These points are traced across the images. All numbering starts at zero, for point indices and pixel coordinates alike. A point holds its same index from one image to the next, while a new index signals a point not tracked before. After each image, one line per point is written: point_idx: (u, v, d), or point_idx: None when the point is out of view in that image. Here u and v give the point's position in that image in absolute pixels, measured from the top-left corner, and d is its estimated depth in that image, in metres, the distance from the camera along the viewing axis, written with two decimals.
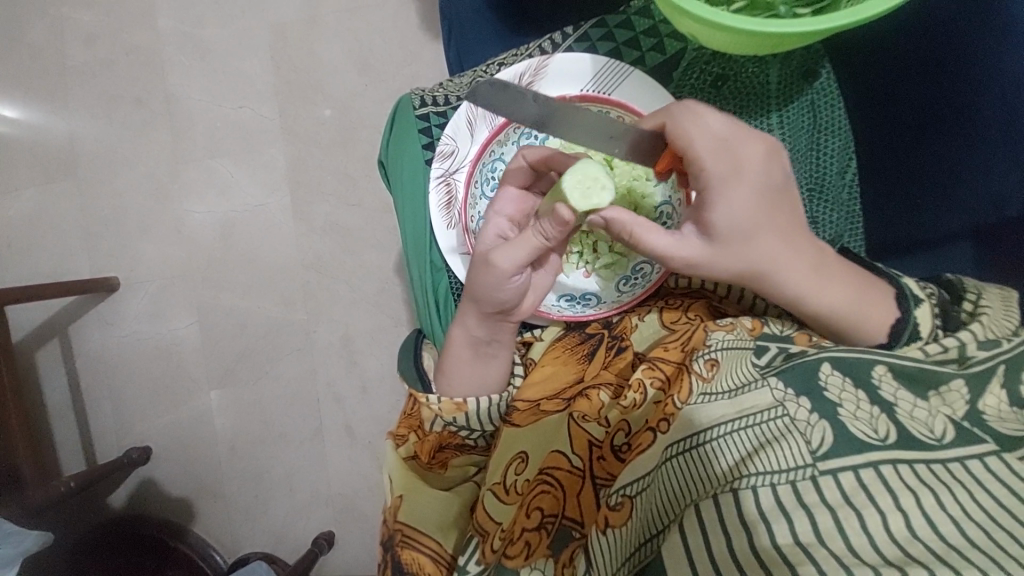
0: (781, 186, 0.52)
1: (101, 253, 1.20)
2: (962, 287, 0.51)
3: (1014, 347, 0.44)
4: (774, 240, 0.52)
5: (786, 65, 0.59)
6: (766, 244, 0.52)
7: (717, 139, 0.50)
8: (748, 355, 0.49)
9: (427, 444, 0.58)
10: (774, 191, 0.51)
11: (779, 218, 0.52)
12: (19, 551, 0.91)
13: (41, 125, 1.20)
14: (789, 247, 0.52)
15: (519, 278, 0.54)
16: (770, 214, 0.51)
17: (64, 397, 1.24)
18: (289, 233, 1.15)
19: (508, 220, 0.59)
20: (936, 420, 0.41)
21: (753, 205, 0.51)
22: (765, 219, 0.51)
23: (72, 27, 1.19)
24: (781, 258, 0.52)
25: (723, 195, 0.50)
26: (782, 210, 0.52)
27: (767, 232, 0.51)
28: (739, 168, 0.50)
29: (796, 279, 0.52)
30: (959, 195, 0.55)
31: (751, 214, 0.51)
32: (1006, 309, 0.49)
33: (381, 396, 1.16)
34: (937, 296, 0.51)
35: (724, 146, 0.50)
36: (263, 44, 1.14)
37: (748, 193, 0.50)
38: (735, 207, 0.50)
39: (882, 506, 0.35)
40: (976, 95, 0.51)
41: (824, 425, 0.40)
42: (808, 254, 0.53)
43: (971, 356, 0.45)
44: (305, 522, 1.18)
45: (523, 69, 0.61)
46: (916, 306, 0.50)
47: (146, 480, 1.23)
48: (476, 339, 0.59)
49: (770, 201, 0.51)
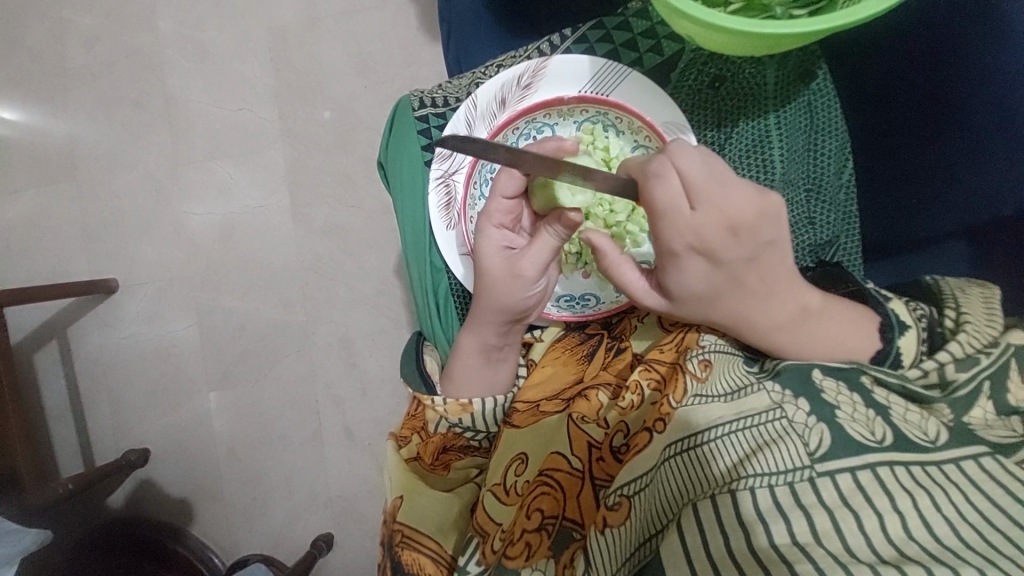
0: (748, 254, 0.50)
1: (99, 255, 1.20)
2: (940, 290, 0.52)
3: (992, 361, 0.44)
4: (743, 296, 0.51)
5: (782, 66, 0.60)
6: (729, 304, 0.51)
7: (682, 210, 0.48)
8: (738, 360, 0.50)
9: (430, 445, 0.59)
10: (737, 261, 0.50)
11: (746, 280, 0.51)
12: (17, 549, 0.91)
13: (40, 127, 1.20)
14: (761, 303, 0.51)
15: (539, 284, 0.57)
16: (735, 277, 0.51)
17: (62, 399, 1.24)
18: (288, 235, 1.16)
19: (499, 229, 0.57)
20: (930, 424, 0.41)
21: (712, 272, 0.50)
22: (726, 284, 0.51)
23: (71, 29, 1.19)
24: (750, 312, 0.51)
25: (679, 263, 0.50)
26: (750, 274, 0.51)
27: (728, 294, 0.51)
28: (701, 239, 0.49)
29: (763, 327, 0.52)
30: (953, 196, 0.55)
31: (709, 279, 0.51)
32: (988, 314, 0.48)
33: (380, 398, 1.16)
34: (927, 317, 0.50)
35: (686, 218, 0.48)
36: (262, 46, 1.15)
37: (705, 260, 0.50)
38: (689, 274, 0.50)
39: (878, 506, 0.35)
40: (968, 98, 0.51)
41: (821, 427, 0.40)
42: (784, 309, 0.52)
43: (952, 381, 0.45)
44: (303, 524, 1.18)
45: (521, 71, 0.62)
46: (901, 337, 0.49)
47: (144, 482, 1.23)
48: (488, 347, 0.59)
49: (733, 268, 0.50)
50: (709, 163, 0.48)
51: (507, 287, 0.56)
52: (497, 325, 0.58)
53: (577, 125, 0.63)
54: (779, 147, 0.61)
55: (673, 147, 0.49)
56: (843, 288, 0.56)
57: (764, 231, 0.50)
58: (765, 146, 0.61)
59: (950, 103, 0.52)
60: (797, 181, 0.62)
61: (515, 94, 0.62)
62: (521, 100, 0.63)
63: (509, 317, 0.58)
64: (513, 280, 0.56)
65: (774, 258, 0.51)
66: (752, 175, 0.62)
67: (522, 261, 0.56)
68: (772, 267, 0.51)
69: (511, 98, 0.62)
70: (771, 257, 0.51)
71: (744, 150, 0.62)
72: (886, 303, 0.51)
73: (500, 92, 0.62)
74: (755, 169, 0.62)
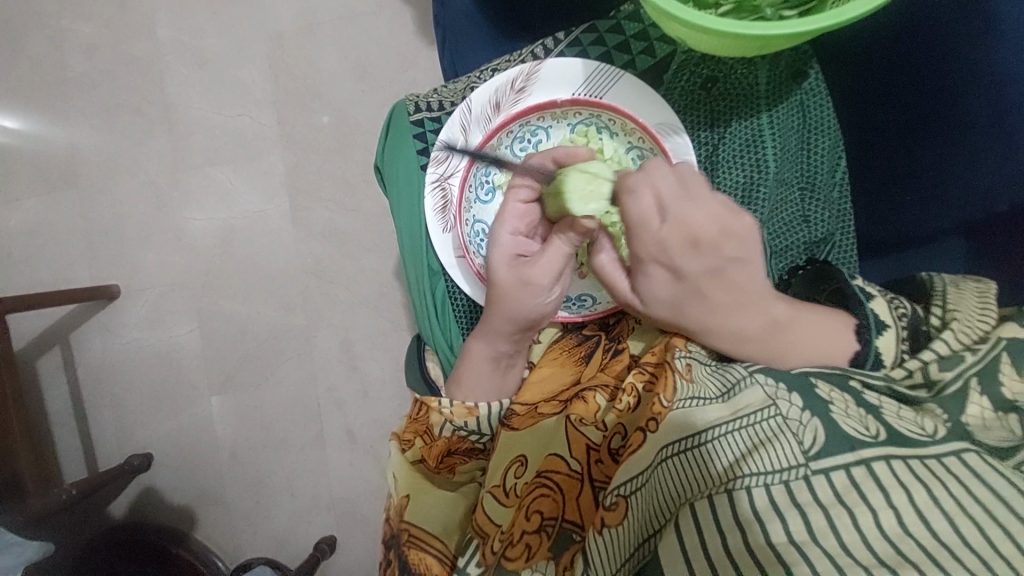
0: (712, 267, 0.53)
1: (101, 261, 1.20)
2: (931, 287, 0.52)
3: (980, 357, 0.44)
4: (708, 309, 0.53)
5: (774, 67, 0.60)
6: (694, 313, 0.53)
7: (651, 222, 0.52)
8: (719, 365, 0.50)
9: (435, 449, 0.59)
10: (700, 275, 0.53)
11: (710, 292, 0.53)
12: (20, 561, 0.91)
13: (41, 136, 1.21)
14: (728, 313, 0.53)
15: (555, 290, 0.59)
16: (699, 288, 0.53)
17: (65, 405, 1.24)
18: (288, 239, 1.16)
19: (513, 235, 0.60)
20: (925, 420, 0.41)
21: (676, 282, 0.53)
22: (690, 296, 0.53)
23: (70, 37, 1.19)
24: (717, 321, 0.53)
25: (644, 271, 0.54)
26: (715, 287, 0.53)
27: (694, 304, 0.53)
28: (665, 251, 0.52)
29: (731, 335, 0.53)
30: (950, 195, 0.55)
31: (673, 290, 0.53)
32: (980, 304, 0.48)
33: (381, 401, 1.16)
34: (908, 316, 0.50)
35: (652, 231, 0.52)
36: (261, 52, 1.15)
37: (669, 270, 0.53)
38: (654, 282, 0.54)
39: (873, 504, 0.36)
40: (960, 94, 0.52)
41: (815, 424, 0.40)
42: (752, 320, 0.52)
43: (938, 380, 0.44)
44: (306, 528, 1.18)
45: (515, 75, 0.62)
46: (879, 336, 0.49)
47: (147, 487, 1.23)
48: (498, 354, 0.60)
49: (697, 280, 0.53)
50: (679, 179, 0.52)
51: (523, 292, 0.58)
52: (510, 331, 0.59)
53: (571, 127, 0.64)
54: (772, 145, 0.61)
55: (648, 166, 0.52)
56: (827, 288, 0.56)
57: (727, 247, 0.53)
58: (757, 145, 0.61)
59: (948, 97, 0.53)
60: (790, 180, 0.61)
61: (509, 97, 0.63)
62: (514, 103, 0.63)
63: (522, 325, 0.59)
64: (528, 286, 0.58)
65: (739, 273, 0.53)
66: (744, 175, 0.62)
67: (534, 266, 0.58)
68: (736, 280, 0.53)
69: (506, 102, 0.63)
70: (739, 272, 0.53)
71: (737, 151, 0.62)
72: (866, 302, 0.51)
73: (494, 96, 0.63)
74: (748, 168, 0.61)
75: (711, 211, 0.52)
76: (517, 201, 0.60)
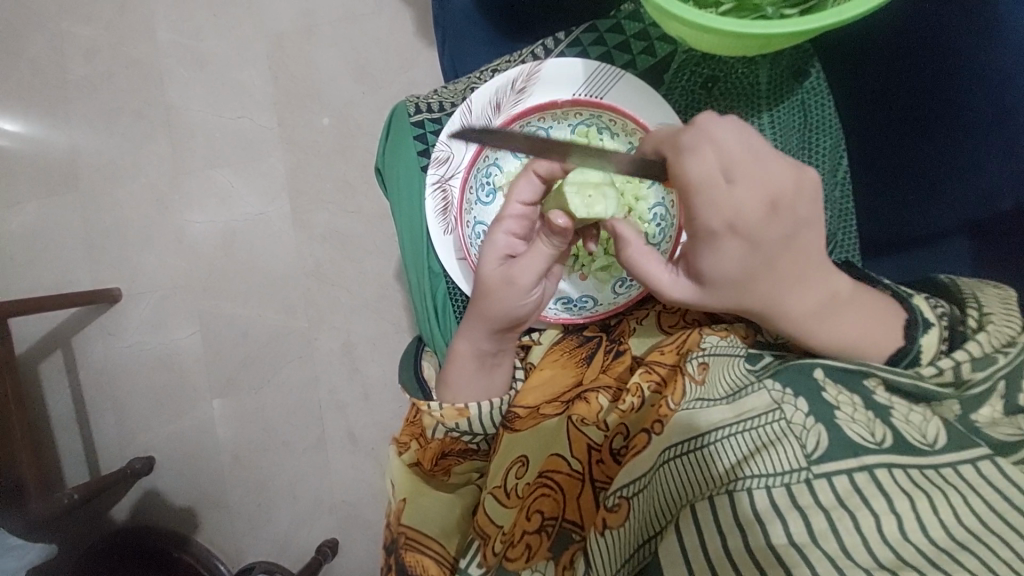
0: (787, 233, 0.49)
1: (102, 264, 1.20)
2: (959, 291, 0.50)
3: (1010, 361, 0.44)
4: (777, 283, 0.50)
5: (775, 66, 0.60)
6: (762, 287, 0.50)
7: (717, 185, 0.48)
8: (739, 359, 0.50)
9: (430, 450, 0.58)
10: (773, 242, 0.49)
11: (780, 264, 0.50)
12: (23, 563, 0.92)
13: (42, 140, 1.21)
14: (790, 289, 0.50)
15: (535, 292, 0.57)
16: (770, 260, 0.49)
17: (67, 408, 1.24)
18: (289, 242, 1.16)
19: (508, 235, 0.58)
20: (929, 426, 0.41)
21: (750, 253, 0.49)
22: (761, 267, 0.49)
23: (71, 41, 1.20)
24: (781, 299, 0.50)
25: (714, 244, 0.49)
26: (785, 257, 0.49)
27: (765, 277, 0.49)
28: (739, 216, 0.48)
29: (790, 317, 0.50)
30: (954, 192, 0.55)
31: (744, 262, 0.49)
32: (1005, 311, 0.48)
33: (383, 403, 1.16)
34: (949, 315, 0.49)
35: (721, 194, 0.48)
36: (261, 55, 1.15)
37: (743, 240, 0.49)
38: (726, 254, 0.49)
39: (875, 508, 0.35)
40: (960, 94, 0.51)
41: (819, 428, 0.40)
42: (813, 296, 0.50)
43: (967, 380, 0.44)
44: (309, 529, 1.18)
45: (515, 75, 0.62)
46: (924, 334, 0.48)
47: (149, 490, 1.23)
48: (483, 351, 0.59)
49: (771, 250, 0.49)
50: (747, 137, 0.49)
51: (503, 291, 0.56)
52: (490, 328, 0.57)
53: (572, 128, 0.64)
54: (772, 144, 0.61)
55: (703, 122, 0.48)
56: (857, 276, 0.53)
57: (802, 209, 0.49)
58: None
59: (946, 98, 0.52)
60: None
61: (510, 98, 0.62)
62: (515, 104, 0.63)
63: (503, 322, 0.57)
64: (510, 285, 0.56)
65: (808, 241, 0.50)
66: None
67: (518, 264, 0.56)
68: (806, 249, 0.50)
69: (506, 102, 0.62)
70: (810, 241, 0.50)
71: None
72: (909, 296, 0.50)
73: (494, 96, 0.62)
74: None
75: (784, 168, 0.48)
76: (518, 201, 0.58)
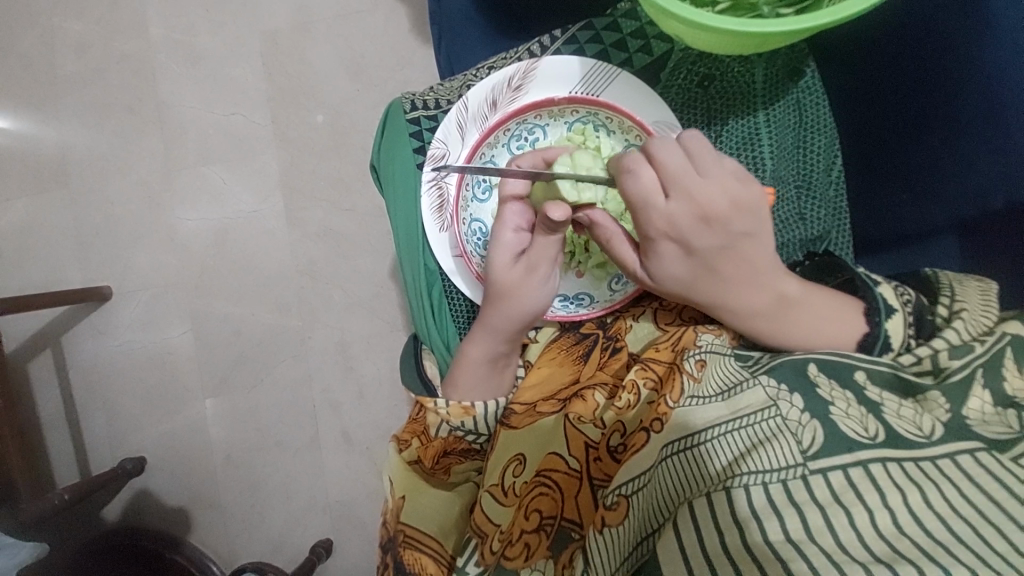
0: (723, 243, 0.53)
1: (92, 263, 1.20)
2: (937, 282, 0.51)
3: (986, 349, 0.44)
4: (720, 282, 0.54)
5: (770, 64, 0.60)
6: (707, 287, 0.54)
7: (654, 201, 0.51)
8: (731, 356, 0.50)
9: (432, 448, 0.58)
10: (711, 250, 0.53)
11: (721, 268, 0.53)
12: (14, 562, 0.90)
13: (32, 135, 1.20)
14: (735, 287, 0.54)
15: (547, 280, 0.59)
16: (711, 264, 0.53)
17: (56, 408, 1.23)
18: (282, 240, 1.15)
19: (517, 231, 0.58)
20: (923, 419, 0.41)
21: (687, 258, 0.53)
22: (702, 273, 0.54)
23: (63, 36, 1.19)
24: (726, 296, 0.54)
25: (656, 251, 0.54)
26: (726, 261, 0.53)
27: (705, 279, 0.54)
28: (674, 230, 0.52)
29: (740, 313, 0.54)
30: (948, 189, 0.54)
31: (687, 266, 0.54)
32: (984, 301, 0.48)
33: (377, 402, 1.16)
34: (914, 302, 0.49)
35: (658, 209, 0.51)
36: (255, 52, 1.15)
37: (680, 248, 0.53)
38: (667, 260, 0.54)
39: (869, 503, 0.36)
40: (954, 91, 0.52)
41: (814, 424, 0.40)
42: (762, 295, 0.53)
43: (945, 368, 0.44)
44: (302, 529, 1.17)
45: (512, 72, 0.62)
46: (888, 320, 0.49)
47: (140, 491, 1.22)
48: (495, 354, 0.59)
49: (707, 256, 0.53)
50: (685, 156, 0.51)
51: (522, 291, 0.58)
52: (507, 332, 0.59)
53: (568, 125, 0.64)
54: (768, 144, 0.62)
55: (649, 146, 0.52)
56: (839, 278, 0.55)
57: (739, 222, 0.53)
58: (753, 144, 0.62)
59: (942, 95, 0.53)
60: (787, 178, 0.62)
61: (506, 95, 0.63)
62: (512, 101, 0.63)
63: (521, 322, 0.59)
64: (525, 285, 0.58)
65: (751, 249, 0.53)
66: None
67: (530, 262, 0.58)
68: (747, 258, 0.53)
69: (503, 100, 0.63)
70: (749, 248, 0.53)
71: (733, 149, 0.63)
72: (874, 286, 0.51)
73: (491, 94, 0.63)
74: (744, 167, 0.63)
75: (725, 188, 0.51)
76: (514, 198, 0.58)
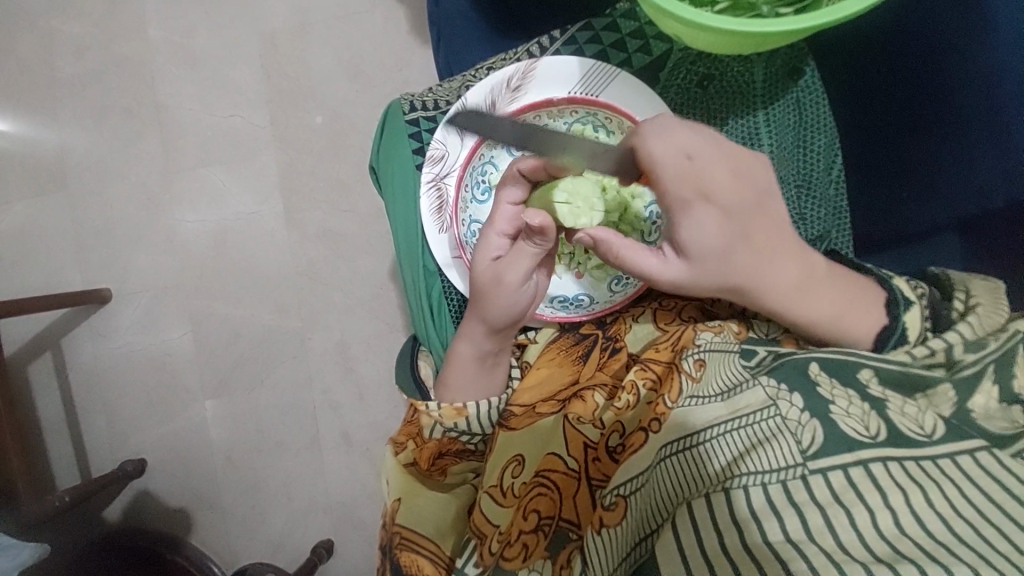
0: (749, 205, 0.52)
1: (91, 265, 1.19)
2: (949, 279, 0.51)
3: (1001, 344, 0.44)
4: (750, 254, 0.51)
5: (769, 63, 0.61)
6: (740, 260, 0.51)
7: (683, 159, 0.49)
8: (733, 356, 0.51)
9: (427, 450, 0.57)
10: (741, 211, 0.51)
11: (753, 234, 0.52)
12: (16, 563, 0.90)
13: (31, 137, 1.20)
14: (765, 263, 0.52)
15: (526, 291, 0.58)
16: (745, 231, 0.51)
17: (55, 410, 1.23)
18: (282, 241, 1.15)
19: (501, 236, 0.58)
20: (925, 417, 0.41)
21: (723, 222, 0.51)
22: (734, 239, 0.51)
23: (61, 38, 1.19)
24: (758, 272, 0.51)
25: (691, 214, 0.50)
26: (755, 225, 0.52)
27: (740, 250, 0.51)
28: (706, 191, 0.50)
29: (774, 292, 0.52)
30: (951, 186, 0.54)
31: (721, 232, 0.50)
32: (996, 302, 0.48)
33: (377, 403, 1.16)
34: (928, 296, 0.50)
35: (690, 167, 0.49)
36: (254, 53, 1.15)
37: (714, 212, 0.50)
38: (703, 224, 0.50)
39: (870, 503, 0.35)
40: (954, 91, 0.52)
41: (814, 423, 0.40)
42: (788, 270, 0.52)
43: (960, 360, 0.44)
44: (303, 530, 1.17)
45: (511, 73, 0.62)
46: (906, 311, 0.49)
47: (141, 493, 1.22)
48: (483, 352, 0.59)
49: (741, 223, 0.51)
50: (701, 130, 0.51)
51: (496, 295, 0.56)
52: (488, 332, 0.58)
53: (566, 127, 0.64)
54: (768, 143, 0.62)
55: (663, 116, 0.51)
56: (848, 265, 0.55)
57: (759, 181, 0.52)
58: (755, 141, 0.62)
59: (942, 95, 0.53)
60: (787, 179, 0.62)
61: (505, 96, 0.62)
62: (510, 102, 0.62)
63: (500, 325, 0.58)
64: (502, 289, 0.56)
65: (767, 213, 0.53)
66: None
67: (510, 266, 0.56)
68: (768, 225, 0.52)
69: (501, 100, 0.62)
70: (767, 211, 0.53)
71: None
72: (889, 278, 0.52)
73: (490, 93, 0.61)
74: None
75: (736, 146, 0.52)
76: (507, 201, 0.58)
